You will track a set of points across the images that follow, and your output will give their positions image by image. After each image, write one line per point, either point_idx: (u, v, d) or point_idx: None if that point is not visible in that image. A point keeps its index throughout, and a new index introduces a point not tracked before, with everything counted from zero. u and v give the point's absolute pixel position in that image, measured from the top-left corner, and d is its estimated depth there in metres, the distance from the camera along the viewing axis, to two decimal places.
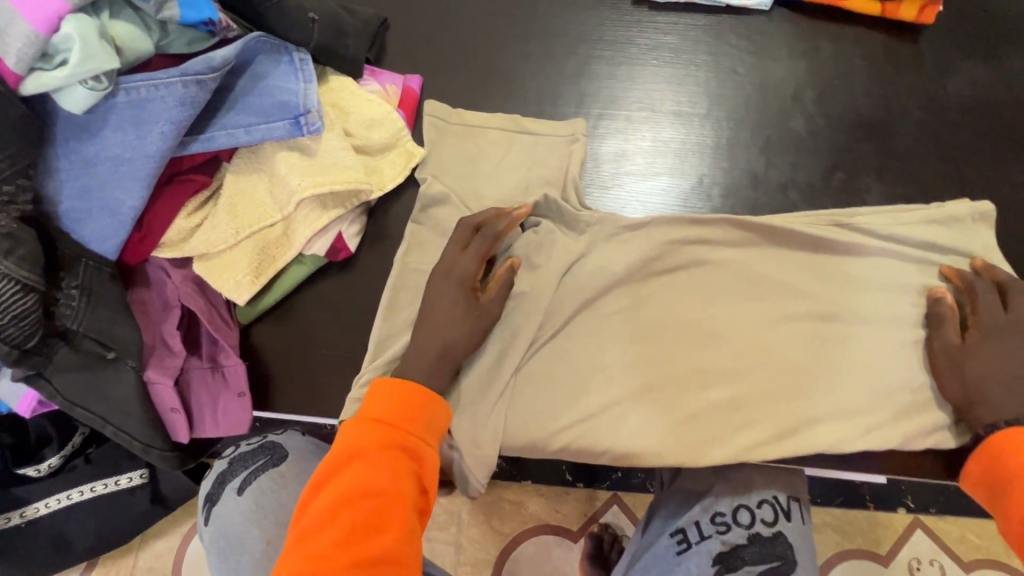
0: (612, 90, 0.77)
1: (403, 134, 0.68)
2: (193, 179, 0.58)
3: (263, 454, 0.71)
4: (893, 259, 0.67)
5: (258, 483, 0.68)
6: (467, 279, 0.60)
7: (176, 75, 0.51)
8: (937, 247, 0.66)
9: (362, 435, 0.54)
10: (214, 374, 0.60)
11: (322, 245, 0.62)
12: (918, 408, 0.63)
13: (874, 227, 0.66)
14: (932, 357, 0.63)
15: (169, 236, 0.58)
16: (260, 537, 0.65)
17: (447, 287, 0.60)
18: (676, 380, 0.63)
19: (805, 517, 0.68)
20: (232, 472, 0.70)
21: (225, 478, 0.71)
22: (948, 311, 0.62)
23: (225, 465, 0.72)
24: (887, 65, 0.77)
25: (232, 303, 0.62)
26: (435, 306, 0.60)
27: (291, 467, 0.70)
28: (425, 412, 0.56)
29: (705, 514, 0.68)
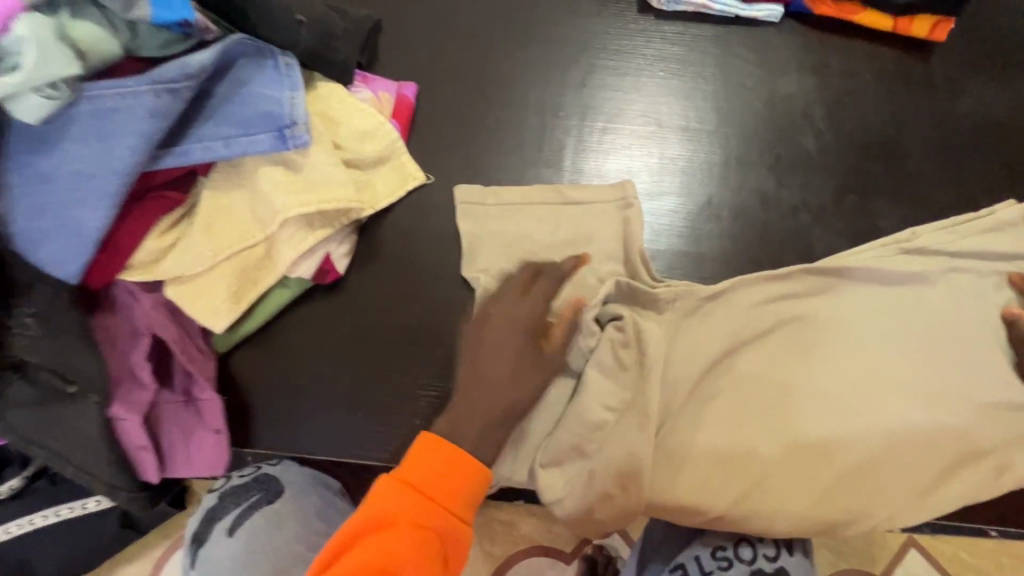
0: (617, 103, 0.73)
1: (399, 146, 0.63)
2: (165, 195, 0.53)
3: (256, 490, 0.63)
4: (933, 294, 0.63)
5: (251, 523, 0.62)
6: (528, 326, 0.57)
7: (146, 82, 0.46)
8: (999, 258, 0.64)
9: (399, 507, 0.51)
10: (187, 409, 0.55)
11: (308, 267, 0.57)
12: (968, 459, 0.58)
13: (939, 247, 0.63)
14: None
15: (138, 257, 0.52)
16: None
17: (507, 334, 0.57)
18: (713, 431, 0.57)
19: (807, 554, 0.65)
20: (222, 509, 0.63)
21: (213, 515, 0.63)
22: None
23: (214, 500, 0.64)
24: (898, 83, 0.75)
25: (207, 330, 0.57)
26: (489, 357, 0.56)
27: (287, 506, 0.63)
28: (467, 489, 0.53)
29: (706, 548, 0.65)
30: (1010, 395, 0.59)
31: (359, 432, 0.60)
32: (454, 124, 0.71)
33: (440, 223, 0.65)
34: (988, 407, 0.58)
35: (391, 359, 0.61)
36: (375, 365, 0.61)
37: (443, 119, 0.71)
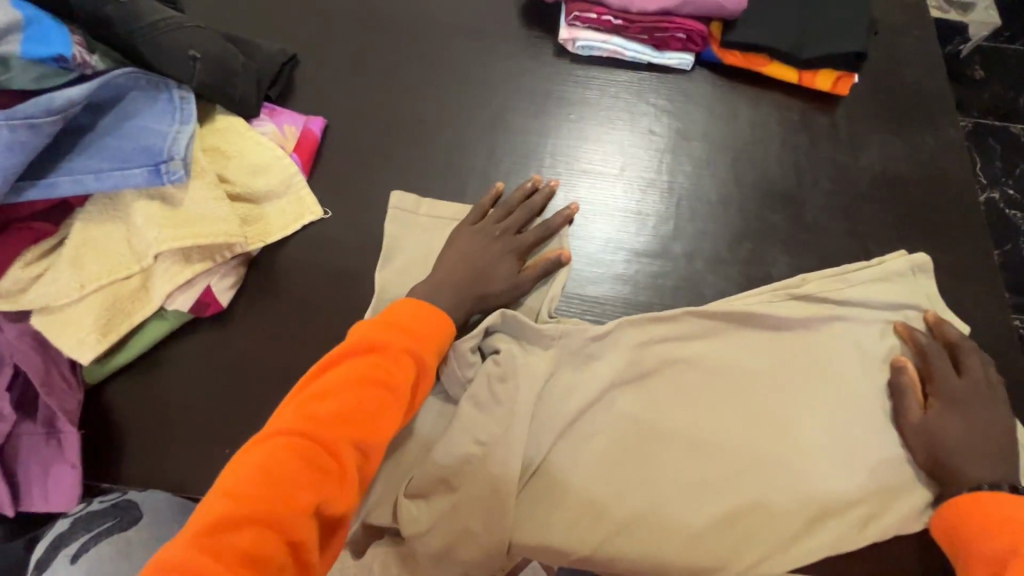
0: (525, 143, 0.75)
1: (297, 181, 0.65)
2: (32, 227, 0.53)
3: (110, 516, 0.58)
4: (819, 340, 0.64)
5: (96, 552, 0.55)
6: (519, 249, 0.64)
7: (3, 117, 0.46)
8: (885, 306, 0.65)
9: (380, 324, 0.54)
10: (48, 441, 0.54)
11: (185, 300, 0.57)
12: (836, 513, 0.57)
13: (826, 296, 0.65)
14: (901, 431, 0.60)
15: (2, 287, 0.52)
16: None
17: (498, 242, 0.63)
18: (583, 472, 0.57)
19: None
20: (70, 535, 0.57)
21: (59, 542, 0.57)
22: (909, 381, 0.60)
23: (66, 525, 0.59)
24: (802, 134, 0.77)
25: (77, 363, 0.55)
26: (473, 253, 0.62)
27: (139, 533, 0.57)
28: (439, 340, 0.56)
29: None
30: (879, 450, 0.60)
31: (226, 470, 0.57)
32: (362, 158, 0.71)
33: (335, 258, 0.65)
34: (865, 460, 0.59)
35: (270, 394, 0.60)
36: (251, 402, 0.59)
37: (351, 153, 0.72)
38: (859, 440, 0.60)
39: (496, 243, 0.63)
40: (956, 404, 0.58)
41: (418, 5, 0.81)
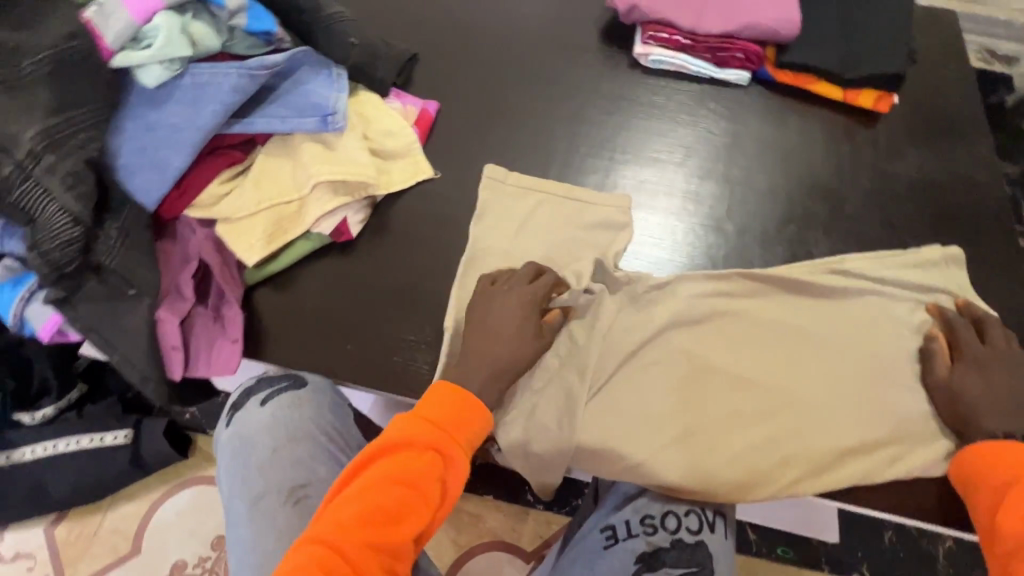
0: (601, 134, 0.88)
1: (415, 147, 0.79)
2: (230, 154, 0.69)
3: (287, 378, 0.71)
4: (855, 309, 0.73)
5: (278, 399, 0.69)
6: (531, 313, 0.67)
7: (235, 67, 0.64)
8: (918, 286, 0.74)
9: (413, 426, 0.59)
10: (215, 322, 0.69)
11: (327, 226, 0.72)
12: (863, 450, 0.66)
13: (864, 272, 0.74)
14: (928, 390, 0.68)
15: (200, 198, 0.68)
16: (269, 443, 0.68)
17: (511, 318, 0.66)
18: (643, 395, 0.67)
19: (728, 533, 0.67)
20: (257, 386, 0.71)
21: (250, 389, 0.71)
22: (938, 347, 0.68)
23: (254, 380, 0.73)
24: (845, 142, 0.88)
25: (242, 265, 0.71)
26: (501, 331, 0.66)
27: (310, 396, 0.69)
28: (469, 427, 0.61)
29: (636, 514, 0.67)
30: (906, 404, 0.68)
31: (351, 364, 0.71)
32: (465, 135, 0.86)
33: (441, 210, 0.79)
34: (893, 413, 0.67)
35: (384, 310, 0.73)
36: (369, 315, 0.73)
37: (456, 131, 0.87)
38: (886, 392, 0.68)
39: (519, 324, 0.66)
40: (979, 365, 0.65)
41: (515, 21, 0.97)
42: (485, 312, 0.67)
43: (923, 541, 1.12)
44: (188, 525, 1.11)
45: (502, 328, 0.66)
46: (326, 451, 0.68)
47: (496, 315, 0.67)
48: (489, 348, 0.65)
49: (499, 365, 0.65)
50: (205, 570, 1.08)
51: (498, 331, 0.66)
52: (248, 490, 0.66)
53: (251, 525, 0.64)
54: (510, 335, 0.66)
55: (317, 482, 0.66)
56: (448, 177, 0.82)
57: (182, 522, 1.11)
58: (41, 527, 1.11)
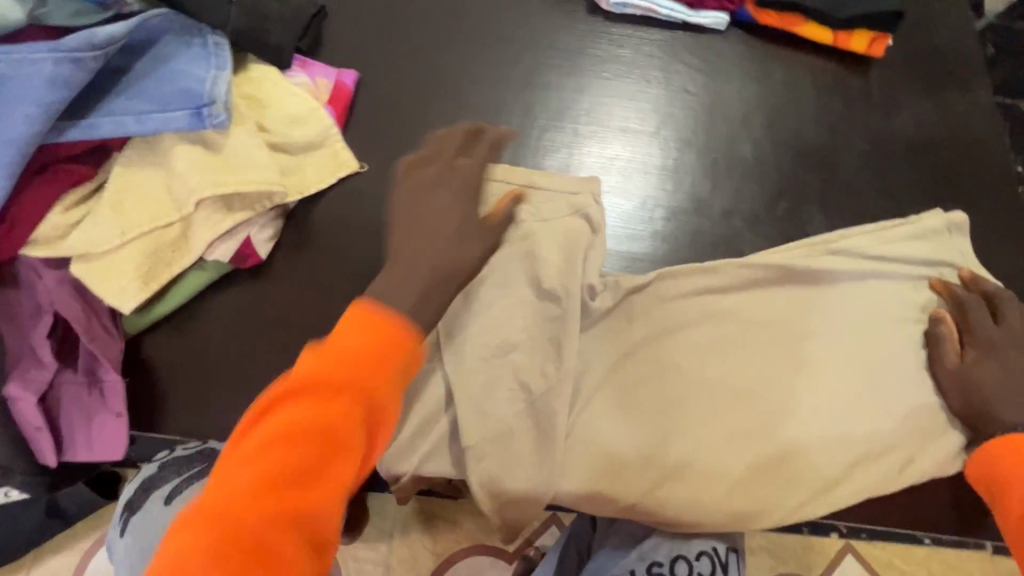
0: (560, 101, 0.73)
1: (332, 134, 0.63)
2: (73, 169, 0.51)
3: (203, 461, 0.54)
4: (855, 296, 0.65)
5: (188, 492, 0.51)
6: (470, 187, 0.51)
7: (47, 50, 0.45)
8: (924, 261, 0.66)
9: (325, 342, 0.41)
10: (90, 391, 0.53)
11: (225, 250, 0.56)
12: (872, 456, 0.60)
13: (863, 250, 0.65)
14: (936, 378, 0.61)
15: (41, 232, 0.51)
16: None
17: (431, 181, 0.50)
18: (630, 420, 0.58)
19: (743, 569, 0.61)
20: (161, 478, 0.54)
21: (151, 485, 0.54)
22: (946, 330, 0.61)
23: (154, 470, 0.56)
24: (836, 96, 0.77)
25: (116, 311, 0.55)
26: (425, 202, 0.50)
27: None
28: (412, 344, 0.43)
29: (643, 562, 0.60)
30: (913, 399, 0.62)
31: None
32: (395, 112, 0.70)
33: (373, 213, 0.64)
34: (898, 410, 0.61)
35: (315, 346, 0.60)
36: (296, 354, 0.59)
37: (383, 107, 0.70)
38: (893, 390, 0.62)
39: (447, 196, 0.50)
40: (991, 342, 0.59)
41: None
42: (428, 213, 0.49)
43: None
44: None
45: (446, 221, 0.49)
46: None
47: (411, 196, 0.50)
48: (412, 253, 0.47)
49: (431, 260, 0.47)
50: None
51: (428, 213, 0.49)
52: None
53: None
54: (461, 240, 0.49)
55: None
56: (378, 170, 0.66)
57: None
58: None
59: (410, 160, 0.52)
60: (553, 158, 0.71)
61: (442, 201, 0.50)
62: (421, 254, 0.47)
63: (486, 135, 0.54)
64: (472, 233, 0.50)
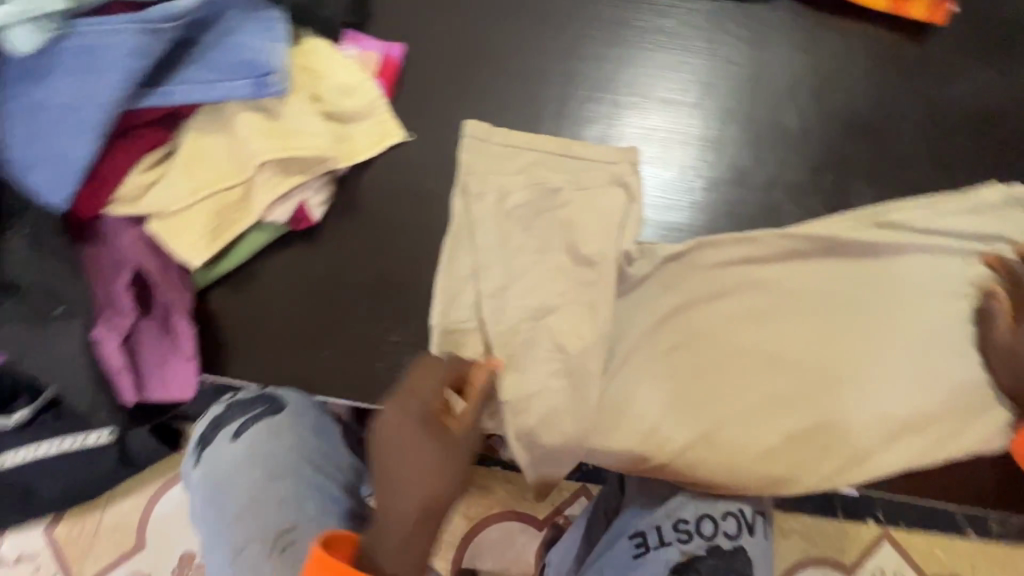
0: (601, 73, 0.73)
1: (380, 104, 0.65)
2: (149, 133, 0.56)
3: (261, 404, 0.69)
4: (900, 269, 0.63)
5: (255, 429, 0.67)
6: (429, 419, 0.56)
7: (132, 22, 0.50)
8: (976, 235, 0.63)
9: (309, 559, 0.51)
10: (165, 336, 0.59)
11: (283, 212, 0.60)
12: (911, 428, 0.59)
13: (914, 223, 0.63)
14: (986, 354, 0.60)
15: (123, 191, 0.56)
16: (252, 480, 0.68)
17: (424, 441, 0.56)
18: (665, 383, 0.60)
19: (768, 533, 0.63)
20: (231, 418, 0.70)
21: (223, 422, 0.71)
22: (999, 305, 0.60)
23: (224, 411, 0.71)
24: (891, 65, 0.74)
25: (186, 270, 0.60)
26: (399, 461, 0.56)
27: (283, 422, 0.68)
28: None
29: (669, 519, 0.62)
30: (960, 376, 0.60)
31: (330, 370, 0.63)
32: (438, 84, 0.72)
33: (417, 181, 0.68)
34: (942, 385, 0.60)
35: (364, 304, 0.64)
36: (347, 312, 0.64)
37: (428, 79, 0.72)
38: (938, 365, 0.61)
39: (433, 463, 0.56)
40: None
41: None
42: (401, 442, 0.56)
43: None
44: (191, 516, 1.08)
45: (419, 461, 0.56)
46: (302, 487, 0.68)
47: (403, 435, 0.56)
48: (396, 509, 0.56)
49: (416, 515, 0.56)
50: None
51: (415, 463, 0.56)
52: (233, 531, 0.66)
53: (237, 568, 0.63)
54: (431, 477, 0.56)
55: (304, 520, 0.66)
56: (423, 139, 0.69)
57: (184, 513, 1.08)
58: (41, 528, 1.08)
59: (390, 415, 0.56)
60: (594, 128, 0.72)
61: (417, 428, 0.56)
62: (413, 492, 0.56)
63: (434, 410, 0.56)
64: (443, 438, 0.56)
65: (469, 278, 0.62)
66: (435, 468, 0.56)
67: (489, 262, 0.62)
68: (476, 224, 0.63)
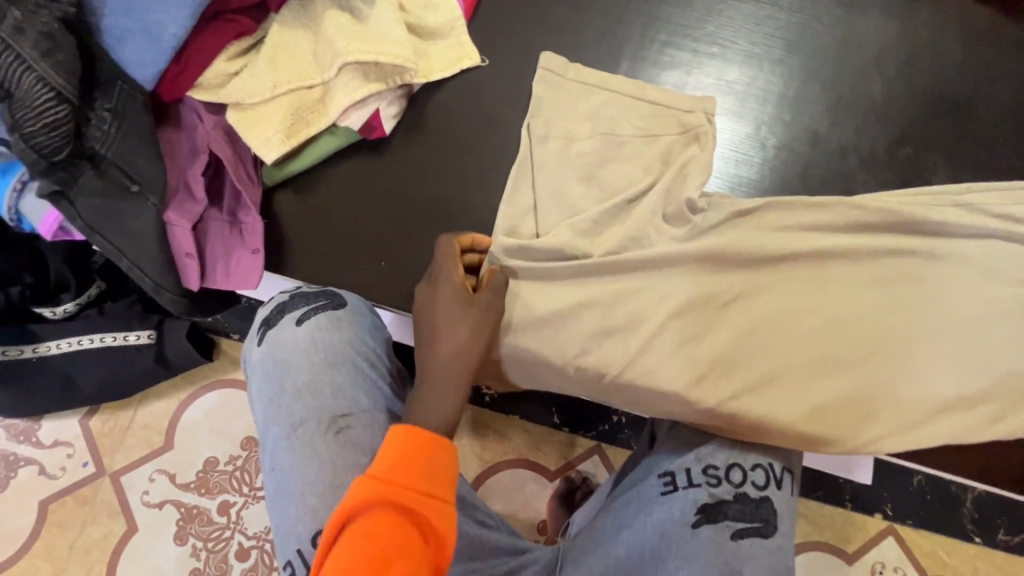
0: (683, 18, 0.71)
1: (458, 26, 0.65)
2: (237, 20, 0.55)
3: (324, 297, 0.57)
4: (968, 247, 0.61)
5: (318, 321, 0.55)
6: (455, 277, 0.54)
7: None
8: None
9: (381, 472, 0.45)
10: (231, 229, 0.61)
11: (357, 118, 0.60)
12: (958, 407, 0.59)
13: (991, 206, 0.61)
14: None
15: (206, 77, 0.56)
16: (307, 367, 0.54)
17: (444, 283, 0.54)
18: (716, 333, 0.60)
19: (794, 490, 0.63)
20: (292, 303, 0.57)
21: (283, 306, 0.57)
22: None
23: (286, 296, 0.58)
24: (988, 44, 0.70)
25: (259, 161, 0.62)
26: (429, 311, 0.54)
27: (351, 314, 0.56)
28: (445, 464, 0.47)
29: (699, 463, 0.63)
30: (1016, 365, 0.59)
31: (387, 282, 0.64)
32: (516, 14, 0.70)
33: (488, 106, 0.67)
34: (996, 369, 0.59)
35: (424, 222, 0.64)
36: (407, 227, 0.64)
37: (507, 7, 0.70)
38: (995, 347, 0.60)
39: (457, 312, 0.53)
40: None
41: None
42: (428, 303, 0.54)
43: (952, 487, 1.06)
44: (218, 425, 1.12)
45: (444, 311, 0.53)
46: (369, 383, 0.55)
47: (429, 302, 0.54)
48: (426, 365, 0.52)
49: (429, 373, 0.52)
50: (236, 467, 1.10)
51: (442, 312, 0.53)
52: (284, 418, 0.53)
53: (290, 454, 0.51)
54: (457, 325, 0.53)
55: (361, 410, 0.53)
56: (496, 67, 0.68)
57: (211, 421, 1.12)
58: (75, 418, 1.13)
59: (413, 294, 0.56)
60: (671, 74, 0.70)
61: (438, 291, 0.54)
62: (444, 340, 0.52)
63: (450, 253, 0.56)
64: (466, 313, 0.53)
65: (532, 207, 0.62)
66: (453, 321, 0.53)
67: (554, 194, 0.62)
68: (543, 156, 0.63)
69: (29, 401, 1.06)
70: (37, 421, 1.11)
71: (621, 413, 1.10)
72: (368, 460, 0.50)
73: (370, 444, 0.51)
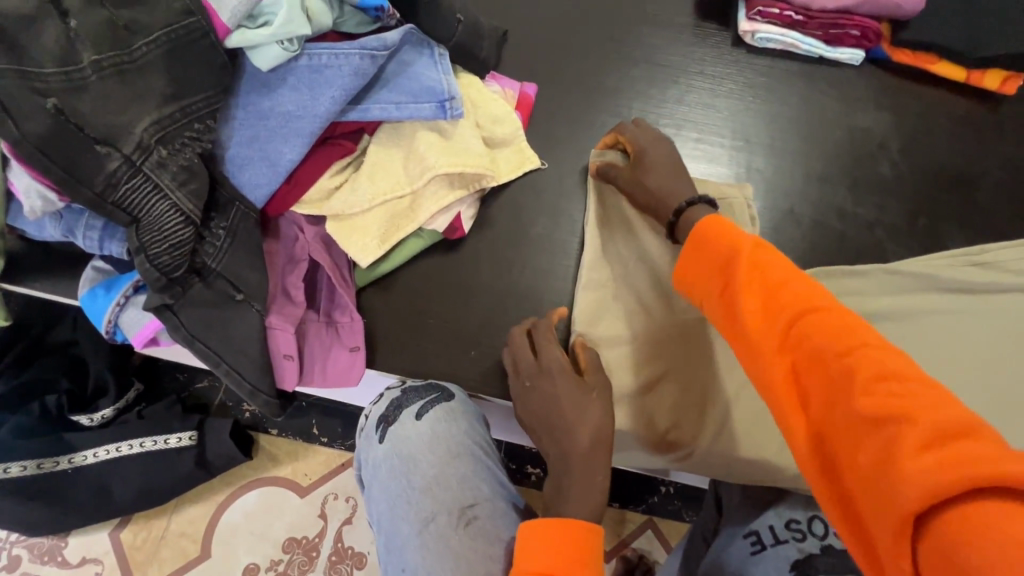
0: (709, 120, 0.81)
1: (520, 135, 0.72)
2: (342, 144, 0.62)
3: (434, 389, 0.62)
4: (1004, 304, 0.68)
5: (435, 413, 0.61)
6: (567, 368, 0.59)
7: (356, 47, 0.56)
8: None
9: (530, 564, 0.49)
10: (328, 329, 0.64)
11: (443, 221, 0.66)
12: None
13: (1010, 265, 0.70)
14: None
15: (310, 193, 0.62)
16: (433, 461, 0.60)
17: (558, 379, 0.59)
18: None
19: None
20: (408, 398, 0.62)
21: (400, 403, 0.62)
22: None
23: (398, 392, 0.63)
24: (971, 126, 0.82)
25: (353, 264, 0.66)
26: (553, 402, 0.58)
27: (462, 406, 0.62)
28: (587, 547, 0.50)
29: (780, 519, 0.65)
30: None
31: (474, 371, 0.67)
32: (563, 123, 0.79)
33: (550, 202, 0.74)
34: None
35: (503, 311, 0.69)
36: (487, 316, 0.68)
37: (554, 117, 0.80)
38: None
39: (582, 397, 0.58)
40: (641, 176, 0.64)
41: None
42: (552, 395, 0.58)
43: None
44: (259, 526, 1.07)
45: (569, 403, 0.57)
46: (487, 472, 0.60)
47: (551, 395, 0.58)
48: (571, 447, 0.56)
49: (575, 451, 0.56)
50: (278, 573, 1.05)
51: (570, 403, 0.57)
52: (414, 511, 0.58)
53: (424, 549, 0.55)
54: (585, 412, 0.57)
55: (484, 499, 0.58)
56: (553, 169, 0.76)
57: (252, 523, 1.07)
58: (104, 533, 1.07)
59: (514, 383, 0.62)
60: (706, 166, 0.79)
61: (558, 383, 0.59)
62: (580, 427, 0.56)
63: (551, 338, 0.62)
64: (589, 401, 0.58)
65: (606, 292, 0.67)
66: (581, 405, 0.57)
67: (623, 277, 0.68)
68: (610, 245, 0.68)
69: (60, 518, 1.00)
70: (64, 538, 1.05)
71: (668, 483, 1.09)
72: (496, 549, 0.55)
73: (494, 533, 0.56)
